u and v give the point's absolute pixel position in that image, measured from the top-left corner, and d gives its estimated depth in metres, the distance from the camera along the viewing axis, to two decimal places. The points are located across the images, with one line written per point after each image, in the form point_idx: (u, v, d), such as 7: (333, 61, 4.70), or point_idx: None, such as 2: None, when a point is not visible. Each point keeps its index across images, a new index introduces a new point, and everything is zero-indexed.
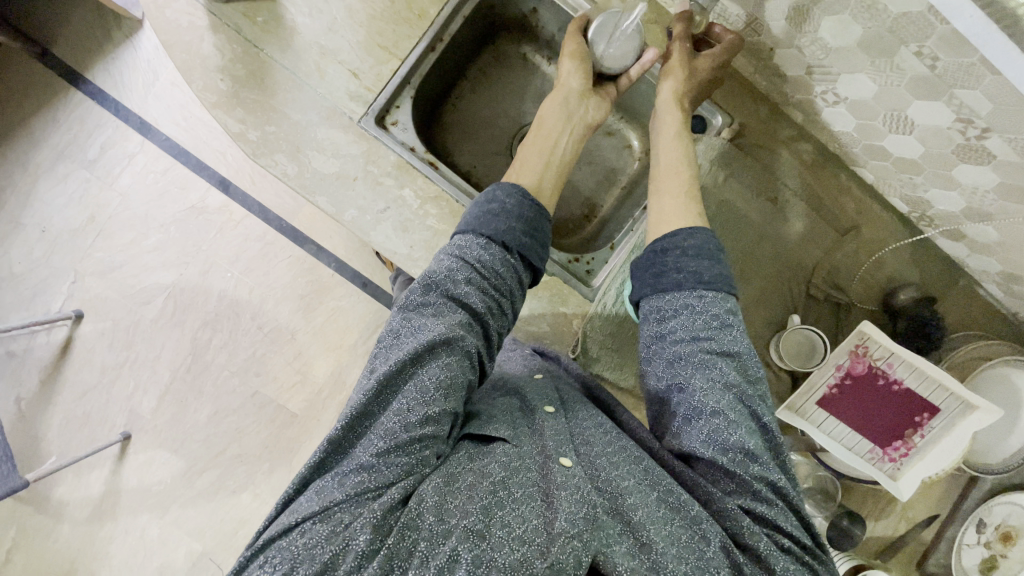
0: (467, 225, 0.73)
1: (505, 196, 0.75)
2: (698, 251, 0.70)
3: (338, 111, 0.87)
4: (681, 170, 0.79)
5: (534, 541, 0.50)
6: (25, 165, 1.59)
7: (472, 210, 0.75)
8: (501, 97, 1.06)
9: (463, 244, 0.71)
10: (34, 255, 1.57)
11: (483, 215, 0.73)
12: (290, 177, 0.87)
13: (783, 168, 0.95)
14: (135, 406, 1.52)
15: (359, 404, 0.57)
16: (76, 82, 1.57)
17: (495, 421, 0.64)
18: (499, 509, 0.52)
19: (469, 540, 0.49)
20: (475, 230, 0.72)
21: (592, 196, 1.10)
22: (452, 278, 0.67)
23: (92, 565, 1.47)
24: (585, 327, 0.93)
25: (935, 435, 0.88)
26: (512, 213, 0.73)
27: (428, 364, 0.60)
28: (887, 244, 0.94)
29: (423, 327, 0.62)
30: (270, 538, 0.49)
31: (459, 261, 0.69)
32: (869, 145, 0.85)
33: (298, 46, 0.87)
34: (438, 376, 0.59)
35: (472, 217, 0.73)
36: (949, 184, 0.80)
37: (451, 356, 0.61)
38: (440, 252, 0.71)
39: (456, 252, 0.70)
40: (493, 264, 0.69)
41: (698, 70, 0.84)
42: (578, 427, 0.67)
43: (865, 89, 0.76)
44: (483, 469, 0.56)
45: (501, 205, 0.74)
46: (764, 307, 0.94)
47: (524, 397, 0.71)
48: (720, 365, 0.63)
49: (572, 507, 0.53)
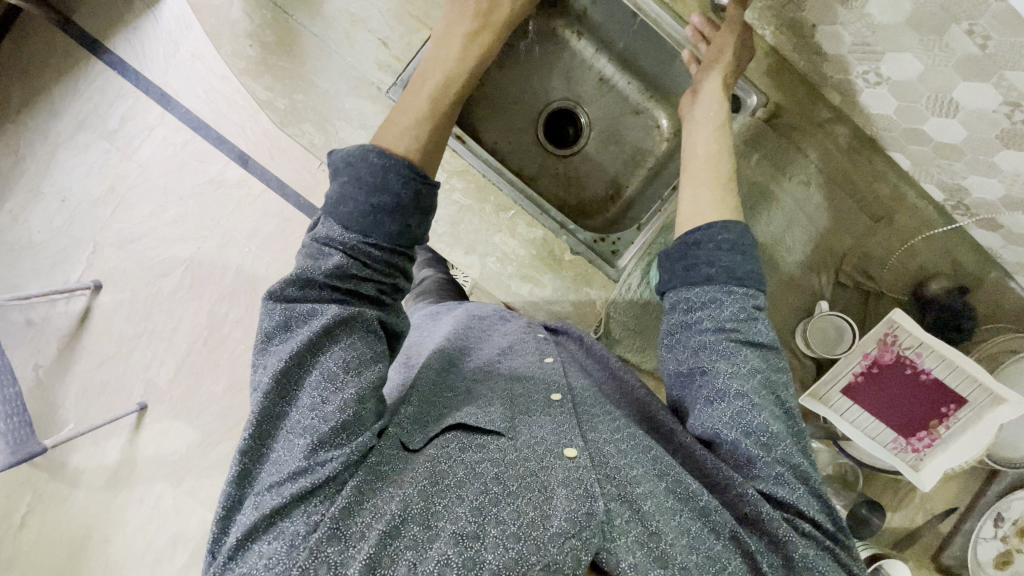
0: (347, 209, 0.61)
1: (398, 181, 0.61)
2: (733, 245, 0.67)
3: (366, 82, 0.86)
4: (722, 155, 0.76)
5: (530, 536, 0.51)
6: (45, 133, 1.60)
7: (351, 190, 0.61)
8: (529, 74, 1.07)
9: (340, 236, 0.60)
10: (54, 225, 1.59)
11: (365, 200, 0.60)
12: (317, 147, 0.87)
13: (814, 154, 0.93)
14: (152, 377, 1.55)
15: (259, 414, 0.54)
16: (97, 51, 1.57)
17: (467, 409, 0.64)
18: (493, 507, 0.53)
19: (459, 544, 0.49)
20: (355, 225, 0.60)
21: (617, 176, 1.09)
22: (334, 270, 0.59)
23: (107, 531, 1.51)
24: (608, 308, 0.93)
25: (960, 427, 0.87)
26: (401, 209, 0.61)
27: (330, 353, 0.57)
28: (921, 231, 0.91)
29: (312, 315, 0.58)
30: (223, 561, 0.49)
31: (346, 247, 0.60)
32: (908, 129, 0.83)
33: (326, 12, 0.85)
34: (340, 360, 0.57)
35: (350, 208, 0.60)
36: (989, 172, 0.78)
37: (353, 340, 0.59)
38: (308, 244, 0.61)
39: (331, 242, 0.60)
40: (382, 255, 0.62)
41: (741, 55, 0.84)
42: (584, 410, 0.68)
43: (911, 69, 0.74)
44: (475, 467, 0.56)
45: (395, 198, 0.61)
46: (793, 293, 0.94)
47: (524, 384, 0.71)
48: (744, 354, 0.63)
49: (569, 506, 0.54)
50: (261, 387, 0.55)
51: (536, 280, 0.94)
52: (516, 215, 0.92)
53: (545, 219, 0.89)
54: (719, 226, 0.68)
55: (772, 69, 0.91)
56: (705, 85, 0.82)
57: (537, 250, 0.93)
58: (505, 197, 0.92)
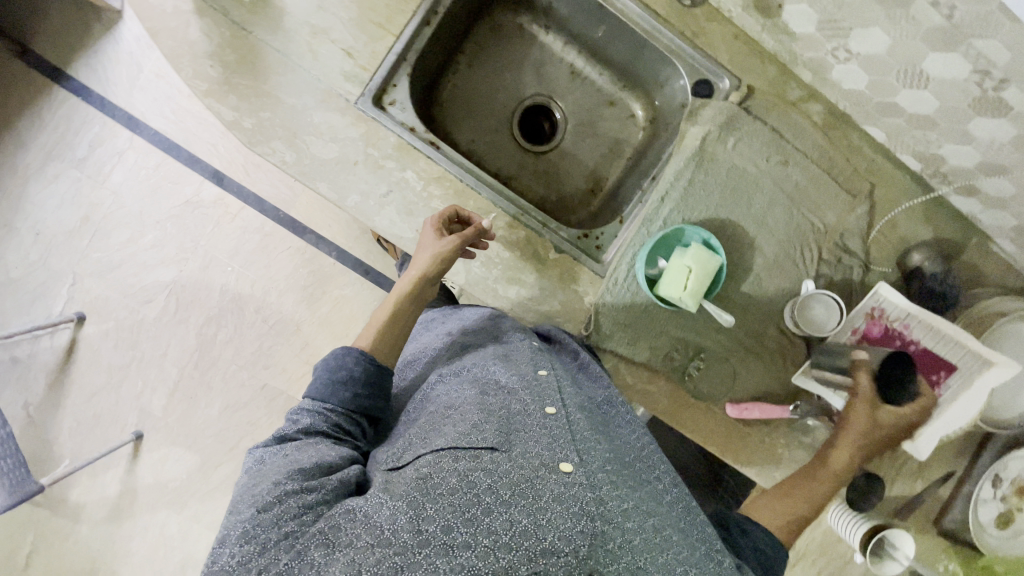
0: (315, 387, 0.70)
1: (351, 358, 0.72)
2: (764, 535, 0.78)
3: (334, 94, 0.84)
4: (801, 505, 0.84)
5: (521, 547, 0.52)
6: (14, 166, 1.60)
7: (321, 368, 0.72)
8: (499, 71, 1.07)
9: (309, 406, 0.69)
10: (30, 259, 1.60)
11: (330, 379, 0.70)
12: (288, 164, 0.84)
13: (795, 130, 0.90)
14: (145, 405, 1.59)
15: (259, 474, 0.59)
16: (59, 78, 1.58)
17: (458, 425, 0.64)
18: (486, 517, 0.53)
19: (447, 554, 0.50)
20: (321, 398, 0.69)
21: (596, 168, 1.09)
22: (297, 423, 0.67)
23: (113, 563, 1.55)
24: (596, 303, 0.90)
25: (953, 393, 0.87)
26: (360, 381, 0.71)
27: (311, 448, 0.63)
28: (900, 203, 0.92)
29: (289, 440, 0.65)
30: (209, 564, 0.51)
31: (313, 415, 0.68)
32: (882, 102, 0.83)
33: (287, 26, 0.82)
34: (318, 452, 0.62)
35: (318, 387, 0.70)
36: (963, 139, 0.78)
37: (331, 447, 0.64)
38: (288, 412, 0.70)
39: (303, 408, 0.69)
40: (342, 422, 0.69)
41: (882, 425, 0.85)
42: (578, 429, 0.67)
43: (879, 43, 0.73)
44: (468, 477, 0.57)
45: (349, 373, 0.71)
46: (778, 274, 0.91)
47: (520, 395, 0.70)
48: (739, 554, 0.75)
49: (562, 523, 0.54)
50: (246, 473, 0.61)
51: (522, 280, 0.91)
52: (496, 218, 0.90)
53: (527, 219, 0.91)
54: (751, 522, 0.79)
55: (742, 51, 0.89)
56: (852, 422, 0.86)
57: (521, 250, 0.91)
58: (484, 201, 0.89)
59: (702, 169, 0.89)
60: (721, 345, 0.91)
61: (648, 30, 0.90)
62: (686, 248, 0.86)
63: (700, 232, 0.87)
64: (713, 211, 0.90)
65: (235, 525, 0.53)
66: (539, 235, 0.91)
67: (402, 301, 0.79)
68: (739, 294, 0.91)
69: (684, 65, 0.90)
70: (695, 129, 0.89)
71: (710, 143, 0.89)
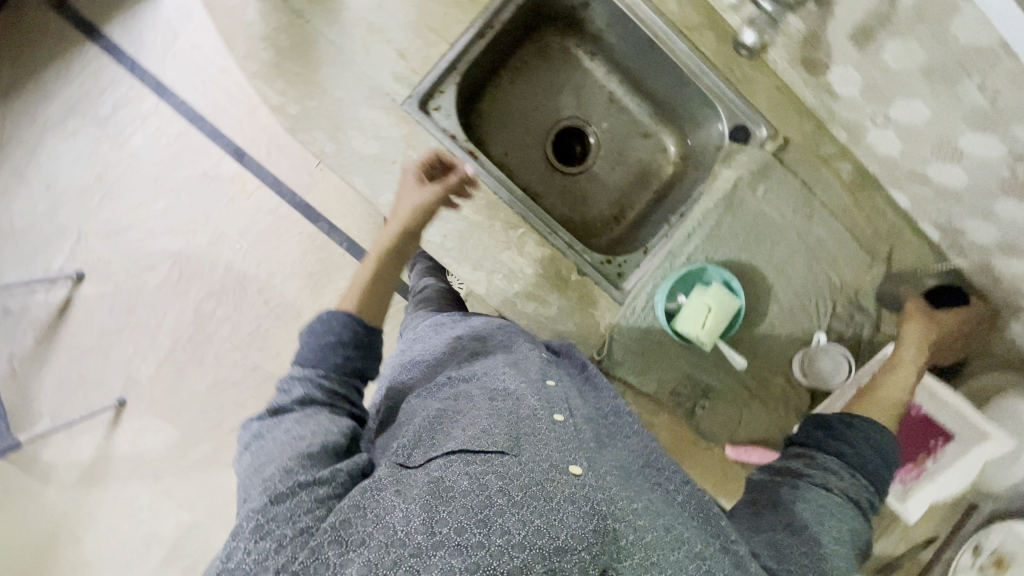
0: (306, 351, 0.72)
1: (339, 321, 0.73)
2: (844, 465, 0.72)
3: (381, 92, 0.85)
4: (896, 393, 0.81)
5: (535, 545, 0.51)
6: (34, 117, 1.59)
7: (308, 334, 0.73)
8: (539, 90, 1.08)
9: (301, 374, 0.70)
10: (37, 212, 1.59)
11: (320, 340, 0.72)
12: (327, 155, 0.84)
13: (824, 186, 0.92)
14: (132, 371, 1.57)
15: (262, 458, 0.59)
16: (93, 36, 1.58)
17: (468, 429, 0.64)
18: (498, 518, 0.53)
19: (462, 552, 0.50)
20: (313, 365, 0.70)
21: (622, 196, 1.10)
22: (290, 395, 0.67)
23: (75, 529, 1.55)
24: (611, 329, 0.90)
25: (948, 460, 0.89)
26: (349, 343, 0.72)
27: (308, 425, 0.63)
28: (918, 267, 0.93)
29: (285, 418, 0.64)
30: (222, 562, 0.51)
31: (304, 385, 0.68)
32: (911, 171, 0.85)
33: (345, 20, 0.83)
34: (314, 429, 0.62)
35: (308, 348, 0.71)
36: (985, 216, 0.81)
37: (328, 423, 0.64)
38: (279, 386, 0.70)
39: (295, 378, 0.69)
40: (336, 386, 0.69)
41: (942, 320, 0.88)
42: (584, 437, 0.67)
43: (918, 115, 0.75)
44: (480, 481, 0.56)
45: (338, 335, 0.72)
46: (790, 323, 0.93)
47: (528, 401, 0.70)
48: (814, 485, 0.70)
49: (574, 523, 0.54)
50: (247, 460, 0.61)
51: (541, 298, 0.92)
52: (524, 233, 0.91)
53: (554, 239, 0.92)
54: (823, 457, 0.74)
55: (783, 104, 0.91)
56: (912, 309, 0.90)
57: (544, 269, 0.91)
58: (514, 214, 0.90)
59: (729, 213, 0.91)
60: (728, 386, 0.92)
61: (693, 70, 0.91)
62: (708, 286, 0.88)
63: (722, 272, 0.88)
64: (736, 253, 0.91)
65: (247, 518, 0.53)
66: (563, 256, 0.91)
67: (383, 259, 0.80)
68: (750, 339, 0.93)
69: (725, 109, 0.92)
70: (728, 172, 0.91)
71: (742, 187, 0.90)
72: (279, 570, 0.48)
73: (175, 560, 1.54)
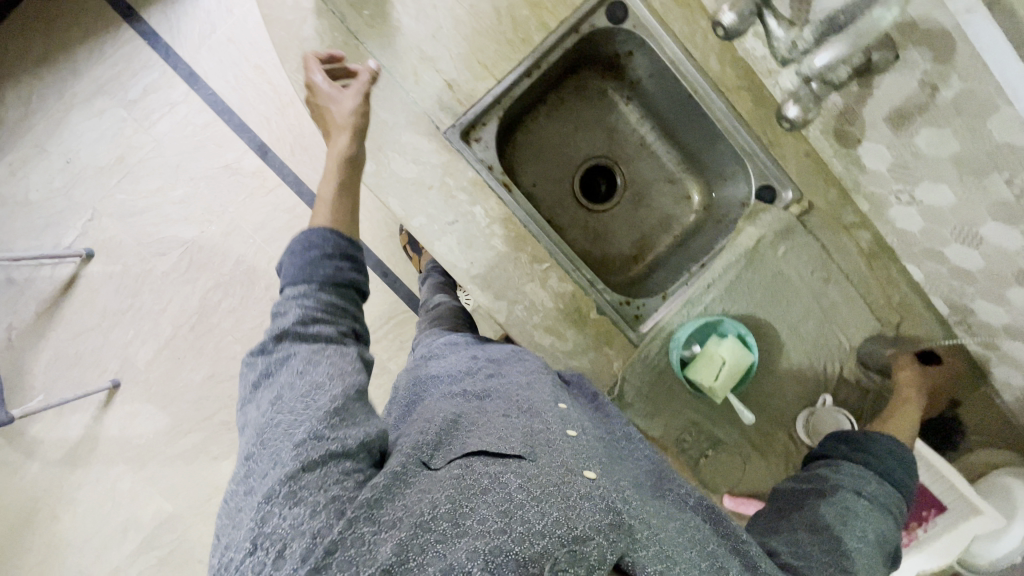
0: (292, 271, 0.71)
1: (319, 235, 0.73)
2: (863, 472, 0.77)
3: (426, 118, 0.87)
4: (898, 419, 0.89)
5: (556, 533, 0.52)
6: (60, 92, 1.59)
7: (294, 254, 0.72)
8: (573, 128, 1.10)
9: (293, 293, 0.69)
10: (53, 186, 1.59)
11: (305, 256, 0.72)
12: (366, 174, 0.86)
13: (844, 253, 0.94)
14: (130, 355, 1.56)
15: (279, 411, 0.58)
16: (130, 19, 1.58)
17: (486, 435, 0.65)
18: (519, 509, 0.54)
19: (486, 537, 0.51)
20: (305, 279, 0.70)
21: (643, 238, 1.13)
22: (284, 317, 0.67)
23: (54, 507, 1.53)
24: (625, 371, 0.92)
25: (938, 531, 0.93)
26: (335, 253, 0.73)
27: (315, 363, 0.63)
28: (924, 339, 0.96)
29: (290, 356, 0.64)
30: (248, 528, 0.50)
31: (295, 305, 0.68)
32: (929, 248, 0.88)
33: (398, 46, 0.85)
34: (327, 370, 0.62)
35: (293, 267, 0.71)
36: (997, 300, 0.84)
37: (329, 358, 0.64)
38: (274, 309, 0.69)
39: (287, 300, 0.69)
40: (330, 301, 0.70)
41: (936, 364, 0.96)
42: (594, 452, 0.69)
43: (944, 198, 0.78)
44: (499, 479, 0.57)
45: (321, 249, 0.72)
46: (797, 381, 0.95)
47: (542, 418, 0.72)
48: (836, 486, 0.74)
49: (592, 515, 0.55)
50: (260, 415, 0.60)
51: (558, 333, 0.93)
52: (548, 268, 0.92)
53: (577, 276, 0.93)
54: (843, 464, 0.78)
55: (811, 170, 0.94)
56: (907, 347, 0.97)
57: (564, 305, 0.92)
58: (541, 249, 0.92)
59: (749, 269, 0.93)
60: (731, 437, 0.94)
61: (728, 128, 0.93)
62: (722, 338, 0.90)
63: (737, 326, 0.90)
64: (751, 309, 0.93)
65: (272, 480, 0.52)
66: (585, 294, 0.93)
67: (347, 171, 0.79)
68: (757, 393, 0.94)
69: (755, 169, 0.94)
70: (753, 230, 0.93)
71: (764, 246, 0.92)
72: (314, 535, 0.49)
73: (151, 548, 1.53)
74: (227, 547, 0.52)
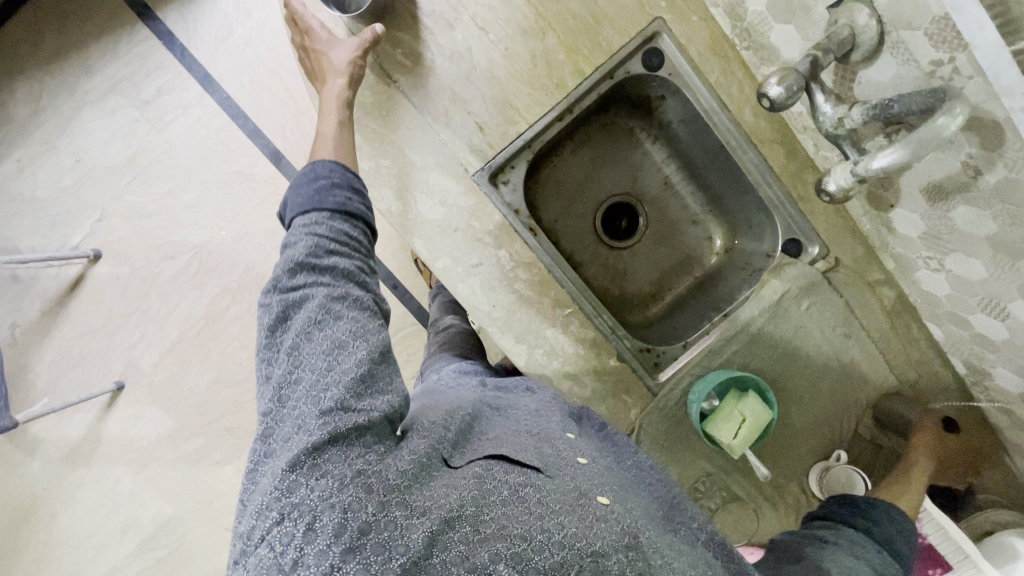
0: (300, 200, 0.69)
1: (326, 166, 0.72)
2: (863, 525, 0.73)
3: (455, 161, 0.86)
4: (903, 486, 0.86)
5: (576, 546, 0.51)
6: (72, 88, 1.56)
7: (305, 186, 0.70)
8: (598, 164, 1.09)
9: (304, 224, 0.67)
10: (62, 184, 1.57)
11: (314, 186, 0.70)
12: (393, 214, 0.86)
13: (866, 310, 0.94)
14: (135, 357, 1.55)
15: (299, 361, 0.58)
16: (145, 17, 1.55)
17: (503, 444, 0.65)
18: (539, 520, 0.53)
19: (508, 542, 0.50)
20: (316, 207, 0.68)
21: (662, 277, 1.12)
22: (296, 249, 0.64)
23: (55, 505, 1.53)
24: (641, 420, 0.92)
25: None
26: (343, 183, 0.72)
27: (334, 308, 0.61)
28: (939, 399, 0.97)
29: (307, 299, 0.62)
30: (274, 492, 0.50)
31: (307, 238, 0.66)
32: (953, 312, 0.88)
33: (431, 87, 0.85)
34: (350, 321, 0.61)
35: (302, 196, 0.70)
36: (1019, 370, 0.84)
37: (344, 307, 0.62)
38: (284, 242, 0.67)
39: (301, 232, 0.66)
40: (343, 233, 0.68)
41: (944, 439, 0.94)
42: (607, 477, 0.67)
43: (974, 271, 0.78)
44: (519, 489, 0.56)
45: (330, 179, 0.71)
46: (812, 435, 0.95)
47: (556, 438, 0.71)
48: (834, 539, 0.70)
49: (609, 534, 0.54)
50: (278, 367, 0.58)
51: (577, 379, 0.92)
52: (571, 314, 0.91)
53: (599, 321, 0.93)
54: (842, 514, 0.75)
55: (838, 225, 0.94)
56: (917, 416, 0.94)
57: (584, 350, 0.92)
58: (564, 294, 0.90)
59: (771, 324, 0.92)
60: (744, 488, 0.94)
61: (757, 180, 0.92)
62: (745, 394, 0.90)
63: (758, 382, 0.90)
64: (771, 363, 0.93)
65: (298, 444, 0.52)
66: (606, 340, 0.92)
67: (347, 114, 0.80)
68: (771, 446, 0.95)
69: (782, 223, 0.94)
70: (777, 284, 0.92)
71: (785, 301, 0.92)
72: (345, 509, 0.48)
73: (150, 549, 1.53)
74: (249, 511, 0.52)
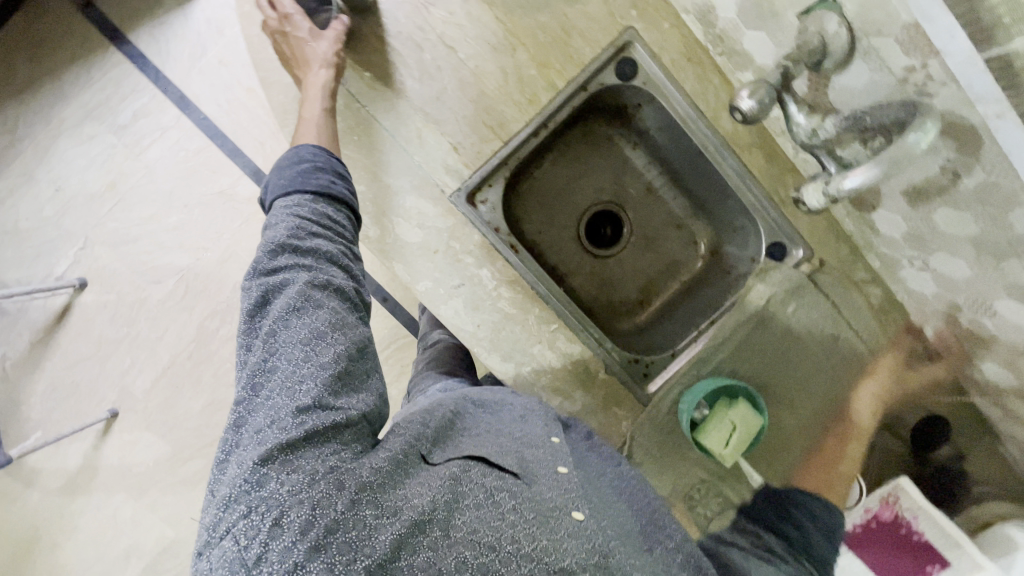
0: (282, 182, 0.68)
1: (310, 150, 0.71)
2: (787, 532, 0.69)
3: (431, 182, 0.86)
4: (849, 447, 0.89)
5: (542, 560, 0.51)
6: (48, 117, 1.55)
7: (288, 166, 0.69)
8: (579, 173, 1.08)
9: (284, 205, 0.65)
10: (44, 214, 1.55)
11: (296, 169, 0.69)
12: (371, 239, 0.85)
13: (855, 309, 0.92)
14: (127, 385, 1.54)
15: (278, 346, 0.56)
16: (117, 41, 1.53)
17: (483, 444, 0.64)
18: (510, 528, 0.53)
19: (476, 550, 0.51)
20: (299, 188, 0.67)
21: (649, 283, 1.11)
22: (276, 231, 0.62)
23: (56, 536, 1.52)
24: (633, 430, 0.92)
25: None
26: (326, 167, 0.71)
27: (316, 294, 0.59)
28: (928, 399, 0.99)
29: (289, 280, 0.59)
30: (242, 482, 0.49)
31: (287, 218, 0.63)
32: (940, 309, 0.87)
33: (402, 109, 0.84)
34: (330, 308, 0.59)
35: (285, 177, 0.68)
36: (1008, 365, 0.83)
37: (325, 294, 0.60)
38: (266, 222, 0.64)
39: (282, 212, 0.64)
40: (326, 217, 0.66)
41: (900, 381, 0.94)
42: (586, 482, 0.67)
43: (959, 270, 0.78)
44: (493, 497, 0.56)
45: (313, 163, 0.70)
46: None
47: (538, 437, 0.70)
48: (752, 552, 0.67)
49: (577, 549, 0.54)
50: (255, 349, 0.56)
51: (567, 394, 0.92)
52: (557, 329, 0.90)
53: (586, 335, 0.92)
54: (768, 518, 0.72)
55: (822, 226, 0.93)
56: (880, 365, 0.92)
57: (573, 365, 0.91)
58: (550, 309, 0.90)
59: (758, 329, 0.91)
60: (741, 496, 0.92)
61: (737, 184, 0.92)
62: (734, 401, 0.89)
63: (747, 389, 0.89)
64: (762, 368, 0.91)
65: (271, 434, 0.51)
66: (593, 352, 0.92)
67: (331, 101, 0.80)
68: None
69: (766, 226, 0.94)
70: (762, 288, 0.92)
71: (772, 304, 0.91)
72: (314, 506, 0.48)
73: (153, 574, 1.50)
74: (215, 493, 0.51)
